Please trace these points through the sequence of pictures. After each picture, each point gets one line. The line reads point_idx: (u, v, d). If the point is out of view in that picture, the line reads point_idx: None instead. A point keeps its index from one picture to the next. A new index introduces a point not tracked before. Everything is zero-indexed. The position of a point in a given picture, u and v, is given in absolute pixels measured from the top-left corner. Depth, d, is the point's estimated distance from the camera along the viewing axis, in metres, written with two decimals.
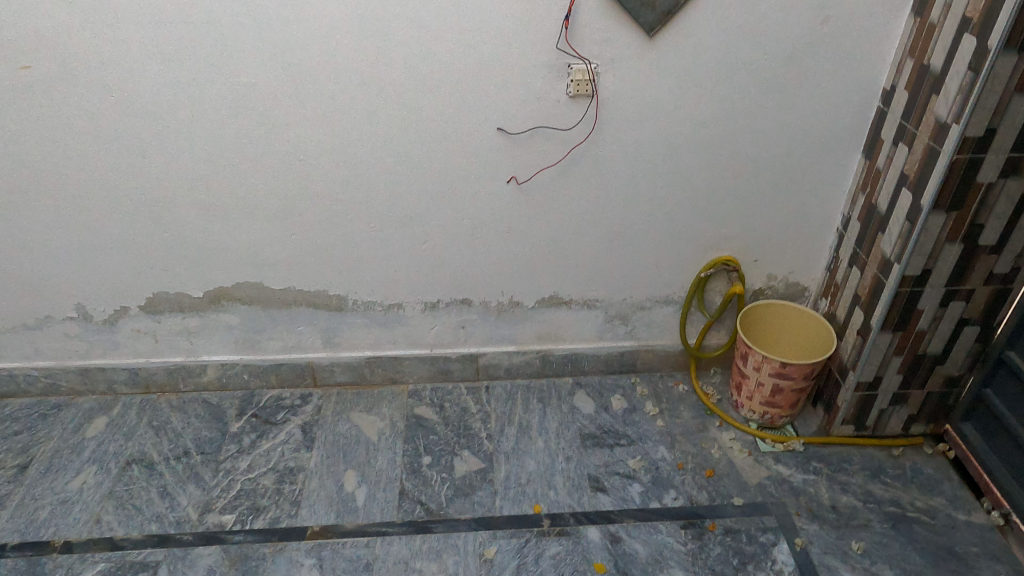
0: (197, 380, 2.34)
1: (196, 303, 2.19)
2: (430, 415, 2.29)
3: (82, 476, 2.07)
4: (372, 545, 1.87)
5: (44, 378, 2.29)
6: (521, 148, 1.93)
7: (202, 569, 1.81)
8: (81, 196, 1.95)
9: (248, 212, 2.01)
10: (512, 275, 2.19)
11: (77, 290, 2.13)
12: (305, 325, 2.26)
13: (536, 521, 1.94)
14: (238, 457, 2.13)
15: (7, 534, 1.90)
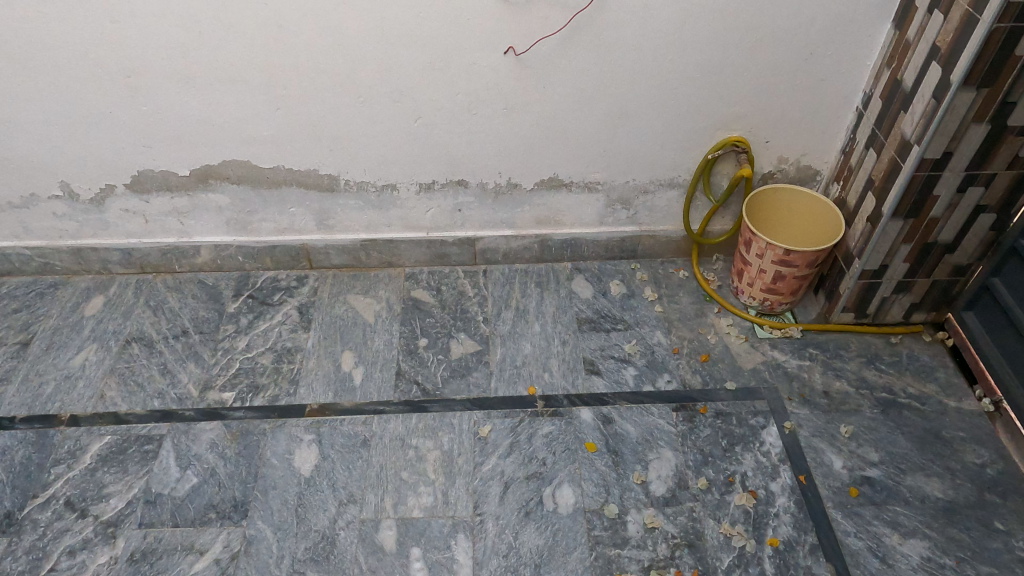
0: (191, 261, 2.31)
1: (183, 182, 2.12)
2: (427, 298, 2.28)
3: (83, 353, 2.10)
4: (369, 423, 1.92)
5: (38, 257, 2.27)
6: (520, 15, 1.77)
7: (205, 442, 1.87)
8: (51, 66, 1.83)
9: (230, 85, 1.89)
10: (511, 155, 2.09)
11: (58, 168, 2.05)
12: (297, 206, 2.20)
13: (530, 402, 1.97)
14: (237, 337, 2.15)
15: (15, 408, 1.95)
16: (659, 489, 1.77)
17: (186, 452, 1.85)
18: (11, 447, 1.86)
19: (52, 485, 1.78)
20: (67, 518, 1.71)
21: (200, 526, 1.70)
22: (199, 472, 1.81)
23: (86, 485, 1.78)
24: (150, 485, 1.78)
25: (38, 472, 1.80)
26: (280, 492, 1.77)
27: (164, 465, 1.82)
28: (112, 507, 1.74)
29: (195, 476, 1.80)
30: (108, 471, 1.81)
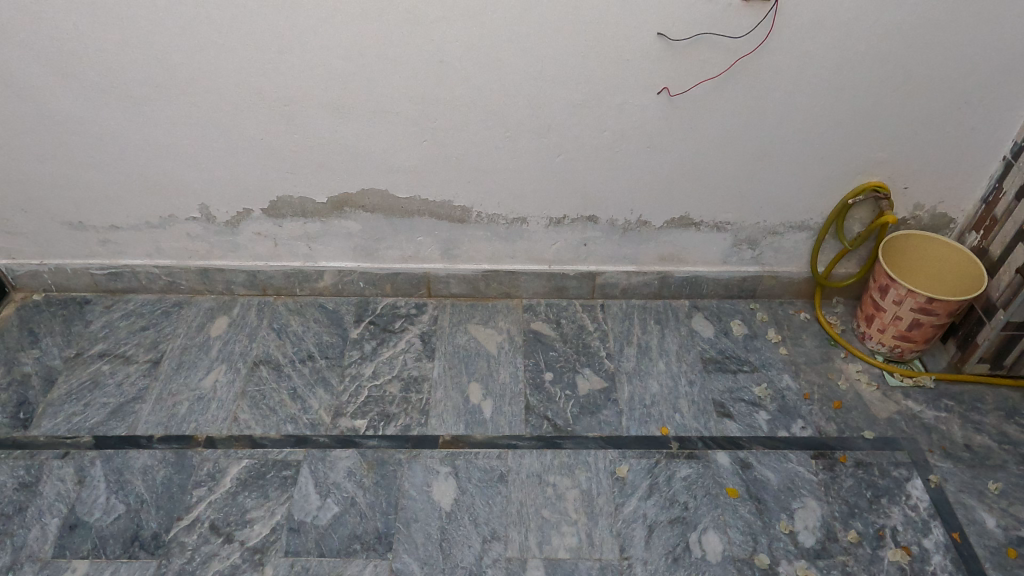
0: (313, 285, 2.34)
1: (319, 209, 2.14)
2: (548, 331, 2.27)
3: (214, 373, 2.11)
4: (504, 457, 1.90)
5: (166, 275, 2.31)
6: (679, 57, 1.78)
7: (342, 470, 1.87)
8: (214, 95, 1.87)
9: (382, 117, 1.92)
10: (646, 193, 2.09)
11: (201, 191, 2.09)
12: (425, 235, 2.21)
13: (664, 443, 1.95)
14: (362, 363, 2.15)
15: (152, 427, 1.97)
16: (808, 540, 1.73)
17: (325, 479, 1.85)
18: (151, 466, 1.87)
19: (195, 507, 1.78)
20: (213, 542, 1.71)
21: (345, 556, 1.69)
22: (339, 501, 1.80)
23: (229, 509, 1.78)
24: (292, 512, 1.77)
25: (181, 493, 1.81)
26: (422, 525, 1.75)
27: (304, 491, 1.82)
28: (256, 533, 1.73)
29: (335, 504, 1.79)
30: (249, 496, 1.81)
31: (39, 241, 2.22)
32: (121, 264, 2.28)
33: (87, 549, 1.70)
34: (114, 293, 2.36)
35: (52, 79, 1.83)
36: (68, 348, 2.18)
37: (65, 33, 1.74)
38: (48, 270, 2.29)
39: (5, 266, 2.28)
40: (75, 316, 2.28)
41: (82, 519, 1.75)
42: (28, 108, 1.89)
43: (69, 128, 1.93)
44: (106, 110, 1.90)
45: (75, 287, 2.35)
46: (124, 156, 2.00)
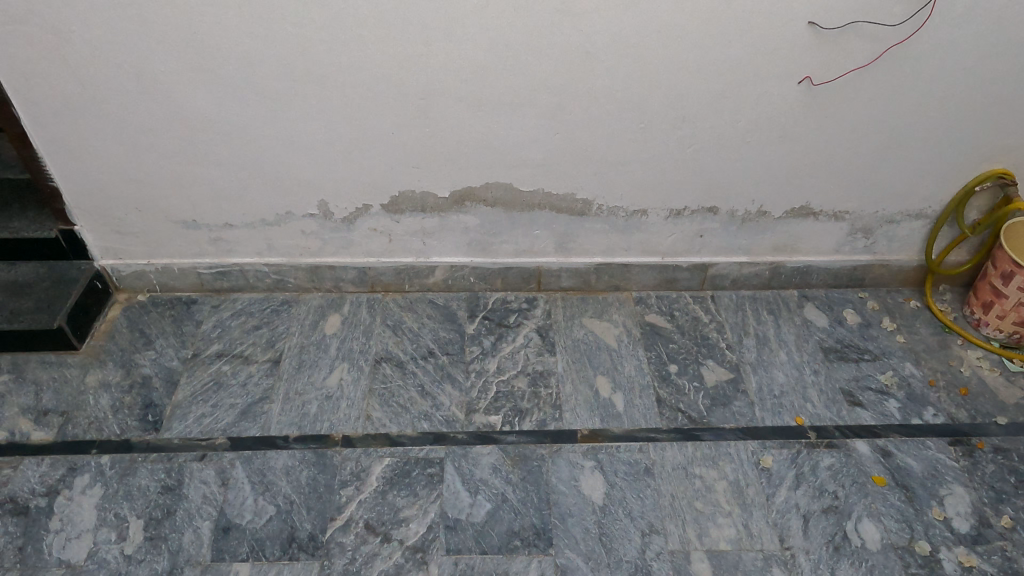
0: (423, 281, 2.32)
1: (439, 204, 2.12)
2: (663, 323, 2.27)
3: (337, 372, 2.09)
4: (646, 450, 1.90)
5: (275, 273, 2.27)
6: (827, 47, 1.78)
7: (487, 467, 1.85)
8: (350, 89, 1.84)
9: (517, 110, 1.89)
10: (771, 184, 2.09)
11: (322, 187, 2.06)
12: (542, 229, 2.20)
13: (802, 433, 1.95)
14: (485, 359, 2.14)
15: (285, 427, 1.94)
16: (964, 526, 1.74)
17: (471, 476, 1.83)
18: (293, 467, 1.85)
19: (346, 507, 1.76)
20: (371, 542, 1.70)
21: (508, 553, 1.68)
22: (490, 498, 1.79)
23: (381, 509, 1.76)
24: (446, 510, 1.76)
25: (329, 494, 1.79)
26: (578, 520, 1.75)
27: (453, 489, 1.81)
28: (413, 531, 1.72)
29: (487, 501, 1.78)
30: (399, 495, 1.79)
31: (148, 241, 2.18)
32: (230, 262, 2.25)
33: (246, 552, 1.67)
34: (220, 292, 2.33)
35: (187, 75, 1.79)
36: (184, 349, 2.14)
37: (207, 26, 1.70)
38: (155, 270, 2.25)
39: (111, 266, 2.24)
40: (185, 316, 2.25)
41: (234, 521, 1.73)
42: (157, 104, 1.85)
43: (196, 124, 1.90)
44: (236, 105, 1.86)
45: (181, 286, 2.31)
46: (248, 152, 1.97)
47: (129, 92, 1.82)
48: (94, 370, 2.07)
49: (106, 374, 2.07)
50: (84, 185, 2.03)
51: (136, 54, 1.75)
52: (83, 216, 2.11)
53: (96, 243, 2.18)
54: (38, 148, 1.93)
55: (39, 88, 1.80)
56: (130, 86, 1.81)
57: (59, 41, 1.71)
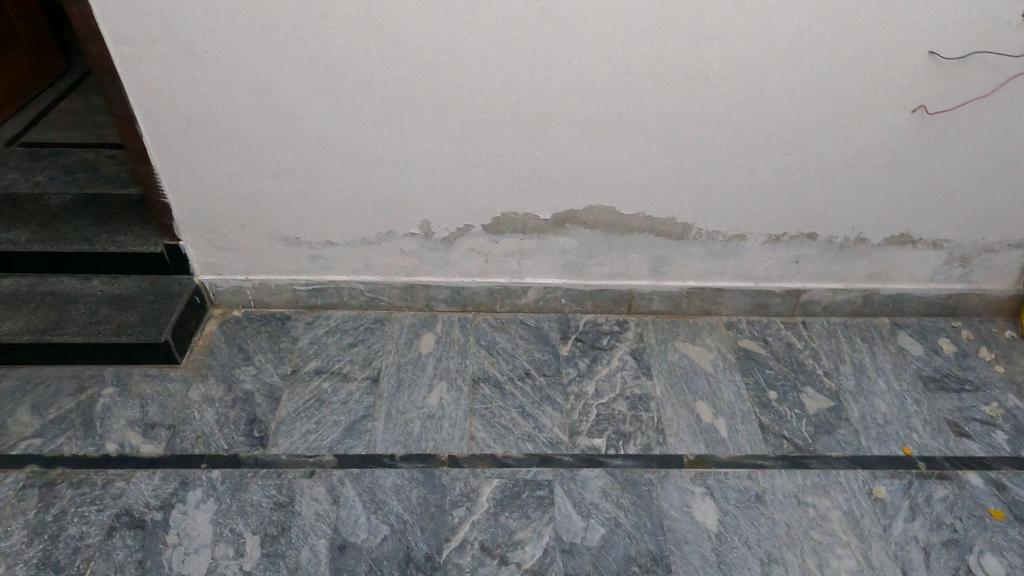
0: (515, 302, 2.33)
1: (540, 226, 2.12)
2: (757, 348, 2.26)
3: (437, 391, 2.09)
4: (756, 477, 1.88)
5: (369, 292, 2.29)
6: (945, 76, 1.79)
7: (597, 490, 1.85)
8: (469, 112, 1.86)
9: (630, 133, 1.90)
10: (874, 211, 2.09)
11: (427, 209, 2.08)
12: (639, 252, 2.21)
13: (911, 463, 1.93)
14: (582, 381, 2.14)
15: (391, 446, 1.95)
16: None
17: (582, 500, 1.83)
18: (403, 486, 1.85)
19: (460, 528, 1.76)
20: (489, 564, 1.68)
21: None
22: (603, 522, 1.78)
23: (495, 531, 1.75)
24: (560, 533, 1.75)
25: (442, 514, 1.79)
26: (694, 547, 1.73)
27: (565, 512, 1.80)
28: (530, 555, 1.70)
29: (600, 525, 1.77)
30: (512, 517, 1.78)
31: (248, 257, 2.21)
32: (327, 280, 2.27)
33: (364, 571, 1.67)
34: (313, 309, 2.35)
35: (310, 95, 1.82)
36: (283, 366, 2.16)
37: (337, 48, 1.74)
38: (252, 286, 2.28)
39: (209, 282, 2.26)
40: (280, 333, 2.27)
41: (350, 540, 1.73)
42: (277, 123, 1.88)
43: (311, 143, 1.93)
44: (355, 125, 1.89)
45: (275, 303, 2.33)
46: (358, 172, 1.99)
47: (251, 111, 1.86)
48: (197, 385, 2.09)
49: (208, 388, 2.09)
50: (194, 202, 2.06)
51: (264, 76, 1.79)
52: (188, 233, 2.13)
53: (197, 260, 2.21)
54: (155, 165, 1.96)
55: (165, 107, 1.84)
56: (253, 105, 1.84)
57: (191, 61, 1.75)
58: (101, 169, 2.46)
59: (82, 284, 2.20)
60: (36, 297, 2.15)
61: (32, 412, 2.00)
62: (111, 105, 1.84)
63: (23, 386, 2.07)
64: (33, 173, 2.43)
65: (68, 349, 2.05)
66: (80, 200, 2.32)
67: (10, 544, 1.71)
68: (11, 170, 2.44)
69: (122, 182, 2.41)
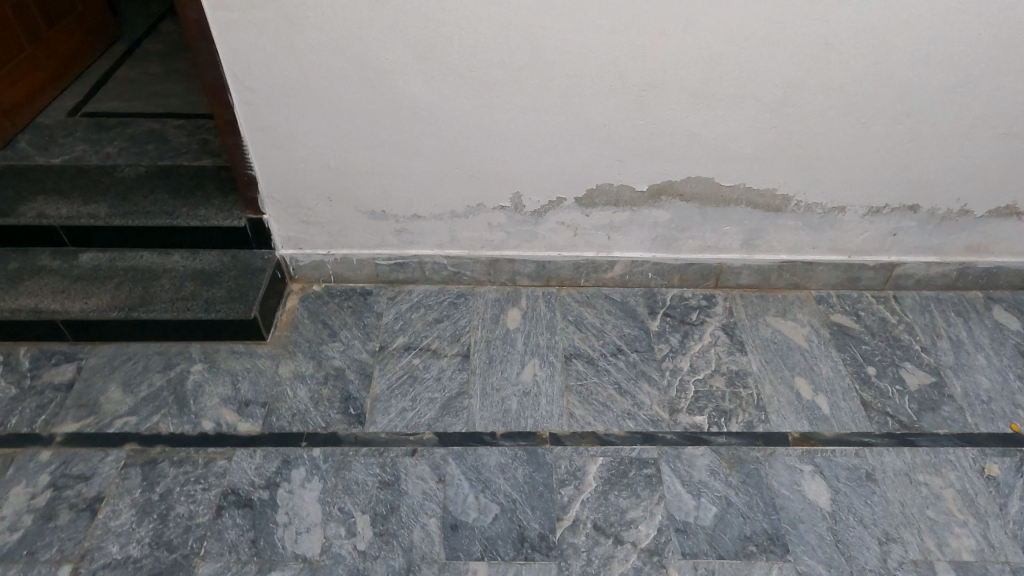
0: (600, 276, 2.28)
1: (635, 198, 2.07)
2: (850, 323, 2.21)
3: (530, 367, 2.06)
4: (864, 455, 1.85)
5: (453, 266, 2.25)
6: None
7: (704, 468, 1.82)
8: (574, 80, 1.79)
9: (741, 102, 1.84)
10: (982, 182, 2.02)
11: (520, 180, 2.02)
12: (733, 225, 2.15)
13: (1020, 441, 1.89)
14: (676, 357, 2.10)
15: (490, 424, 1.92)
16: None
17: (690, 478, 1.80)
18: (507, 464, 1.82)
19: (571, 507, 1.74)
20: (604, 544, 1.67)
21: (745, 558, 1.65)
22: (714, 501, 1.75)
23: (607, 509, 1.73)
24: (672, 513, 1.73)
25: (550, 493, 1.77)
26: (810, 526, 1.71)
27: (675, 491, 1.78)
28: (644, 534, 1.69)
29: (712, 504, 1.75)
30: (622, 495, 1.76)
31: (331, 231, 2.16)
32: (410, 254, 2.22)
33: (480, 551, 1.65)
34: (393, 284, 2.31)
35: (411, 63, 1.75)
36: (371, 342, 2.13)
37: (444, 13, 1.66)
38: (334, 261, 2.23)
39: (290, 256, 2.22)
40: (364, 308, 2.23)
41: (461, 519, 1.71)
42: (374, 93, 1.81)
43: (408, 113, 1.86)
44: (454, 94, 1.82)
45: (356, 277, 2.29)
46: (452, 143, 1.93)
47: (348, 80, 1.78)
48: (286, 362, 2.06)
49: (298, 365, 2.05)
50: (281, 174, 2.00)
51: (365, 43, 1.71)
52: (272, 206, 2.08)
53: (280, 234, 2.16)
54: (244, 136, 1.90)
55: (259, 76, 1.77)
56: (351, 74, 1.77)
57: (290, 28, 1.67)
58: (170, 140, 2.41)
59: (162, 259, 2.16)
60: (118, 273, 2.12)
61: (123, 390, 1.98)
62: (203, 73, 1.77)
63: (111, 364, 2.04)
64: (102, 144, 2.38)
65: (156, 326, 2.02)
66: (154, 172, 2.26)
67: (120, 523, 1.69)
68: (79, 142, 2.39)
69: (194, 153, 2.35)
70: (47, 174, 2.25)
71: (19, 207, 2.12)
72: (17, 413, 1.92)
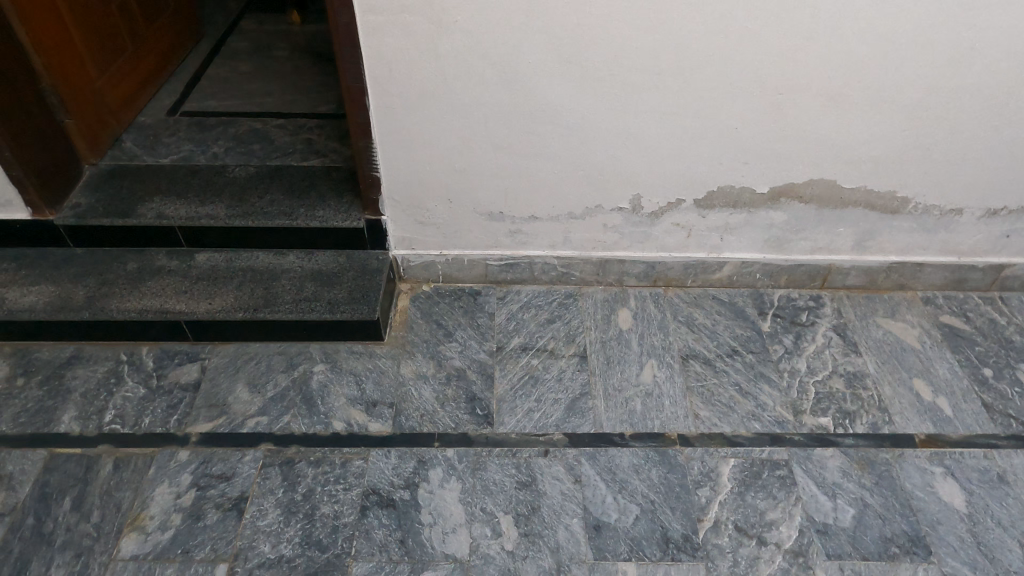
0: (708, 277, 2.30)
1: (753, 200, 2.08)
2: (960, 324, 2.22)
3: (648, 368, 2.08)
4: (992, 457, 1.87)
5: (562, 266, 2.27)
6: None
7: (836, 470, 1.84)
8: (712, 83, 1.79)
9: (875, 106, 1.84)
10: None
11: (643, 181, 2.03)
12: (847, 227, 2.16)
13: None
14: (792, 358, 2.12)
15: (618, 425, 1.94)
16: None
17: (824, 479, 1.82)
18: (641, 465, 1.84)
19: (710, 508, 1.76)
20: (748, 545, 1.68)
21: (890, 560, 1.65)
22: (851, 502, 1.77)
23: (746, 511, 1.75)
24: (811, 514, 1.74)
25: (687, 494, 1.78)
26: (949, 528, 1.72)
27: (810, 492, 1.79)
28: (787, 535, 1.70)
29: (849, 506, 1.76)
30: (759, 497, 1.78)
31: (446, 231, 2.17)
32: (521, 254, 2.24)
33: (626, 551, 1.67)
34: (501, 284, 2.33)
35: (553, 67, 1.76)
36: (487, 342, 2.14)
37: (594, 18, 1.66)
38: (445, 261, 2.25)
39: (403, 256, 2.24)
40: (475, 308, 2.25)
41: (603, 520, 1.73)
42: (511, 96, 1.82)
43: (541, 116, 1.87)
44: (591, 97, 1.82)
45: (464, 277, 2.31)
46: (581, 145, 1.94)
47: (487, 83, 1.79)
48: (407, 362, 2.08)
49: (419, 365, 2.07)
50: (406, 175, 2.01)
51: (510, 47, 1.71)
52: (392, 207, 2.10)
53: (395, 234, 2.18)
54: (375, 138, 1.91)
55: (400, 79, 1.78)
56: (492, 77, 1.78)
57: (439, 32, 1.68)
58: (275, 140, 2.43)
59: (278, 260, 2.18)
60: (237, 273, 2.14)
61: (250, 390, 2.00)
62: (343, 76, 1.78)
63: (234, 364, 2.06)
64: (209, 144, 2.39)
65: (280, 326, 2.04)
66: (265, 172, 2.28)
67: (268, 523, 1.71)
68: (185, 142, 2.41)
69: (300, 154, 2.37)
70: (159, 174, 2.26)
71: (138, 208, 2.13)
72: (149, 413, 1.94)
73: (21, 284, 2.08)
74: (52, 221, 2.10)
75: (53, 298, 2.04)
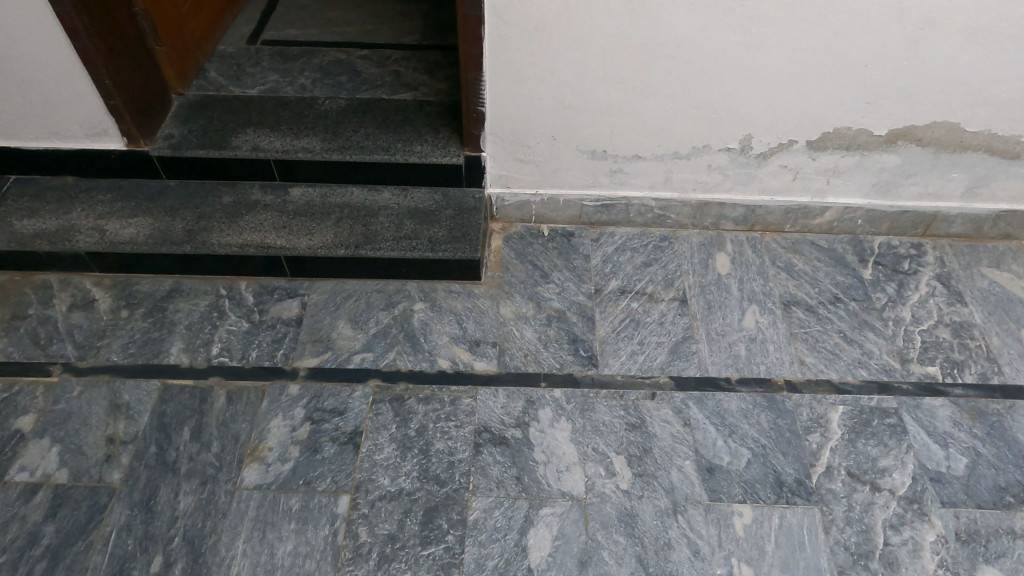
0: (808, 222, 2.25)
1: (868, 142, 2.01)
2: None
3: (750, 313, 2.05)
4: None
5: (660, 208, 2.22)
6: None
7: (947, 419, 1.83)
8: (848, 16, 1.69)
9: (1019, 44, 1.73)
10: None
11: (756, 121, 1.95)
12: (961, 173, 2.08)
13: None
14: (896, 306, 2.08)
15: (724, 369, 1.93)
16: None
17: (935, 428, 1.81)
18: (749, 410, 1.84)
19: (821, 454, 1.76)
20: (862, 490, 1.69)
21: (1006, 508, 1.66)
22: (963, 452, 1.76)
23: (858, 457, 1.75)
24: (924, 462, 1.74)
25: (798, 439, 1.79)
26: None
27: (921, 440, 1.79)
28: (901, 482, 1.71)
29: (962, 455, 1.76)
30: (870, 444, 1.78)
31: (545, 169, 2.12)
32: (618, 195, 2.19)
33: (741, 493, 1.68)
34: (595, 226, 2.29)
35: None
36: (585, 284, 2.12)
37: None
38: (540, 201, 2.21)
39: (498, 195, 2.20)
40: (569, 249, 2.22)
41: (716, 462, 1.74)
42: (633, 27, 1.73)
43: (661, 50, 1.78)
44: (718, 31, 1.73)
45: (558, 218, 2.28)
46: (699, 81, 1.85)
47: (609, 13, 1.70)
48: (506, 302, 2.07)
49: (518, 306, 2.06)
50: (511, 111, 1.95)
51: None
52: (493, 143, 2.04)
53: (493, 171, 2.13)
54: (485, 71, 1.84)
55: (518, 8, 1.69)
56: (615, 6, 1.69)
57: None
58: (361, 72, 2.35)
59: (374, 196, 2.15)
60: (333, 209, 2.11)
61: (353, 326, 2.00)
62: (460, 4, 1.70)
63: (334, 300, 2.06)
64: (295, 75, 2.33)
65: (381, 263, 2.03)
66: (356, 104, 2.22)
67: (385, 457, 1.74)
68: (270, 72, 2.34)
69: (390, 86, 2.30)
70: (248, 104, 2.21)
71: (233, 140, 2.09)
72: (256, 347, 1.95)
73: (119, 216, 2.07)
74: (147, 151, 2.06)
75: (153, 231, 2.04)
